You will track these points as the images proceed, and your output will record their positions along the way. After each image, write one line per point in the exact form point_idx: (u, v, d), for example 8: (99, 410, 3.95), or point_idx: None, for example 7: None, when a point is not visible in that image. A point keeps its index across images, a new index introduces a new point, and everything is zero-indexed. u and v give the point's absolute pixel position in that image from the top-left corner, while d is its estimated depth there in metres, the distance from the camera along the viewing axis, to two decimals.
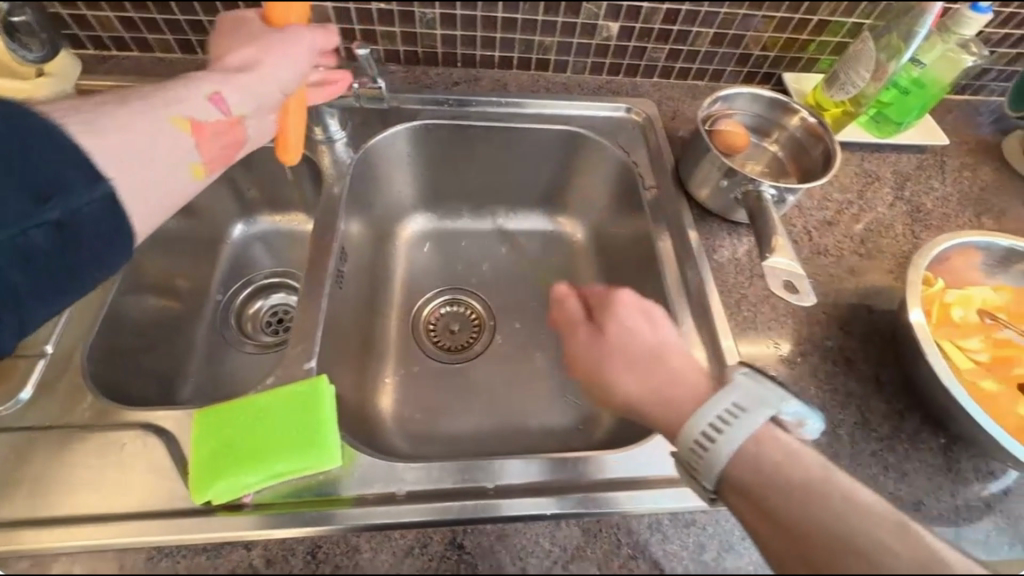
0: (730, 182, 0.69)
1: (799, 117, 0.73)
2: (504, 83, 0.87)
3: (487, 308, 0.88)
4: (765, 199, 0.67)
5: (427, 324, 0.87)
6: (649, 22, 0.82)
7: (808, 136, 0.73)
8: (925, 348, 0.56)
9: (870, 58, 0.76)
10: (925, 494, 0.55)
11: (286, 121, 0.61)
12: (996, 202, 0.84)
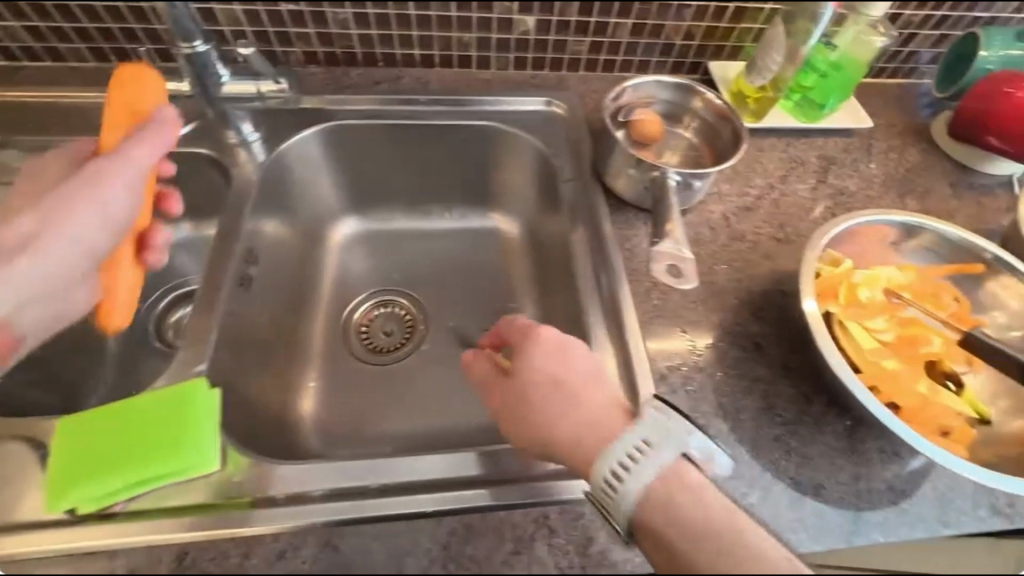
0: (638, 169, 0.69)
1: (704, 99, 0.74)
2: (425, 81, 0.87)
3: (421, 308, 0.88)
4: (670, 185, 0.67)
5: (357, 326, 0.86)
6: (565, 15, 0.82)
7: (717, 118, 0.75)
8: (817, 335, 0.56)
9: (781, 41, 0.76)
10: (827, 479, 0.54)
11: (112, 284, 0.65)
12: (923, 183, 0.84)
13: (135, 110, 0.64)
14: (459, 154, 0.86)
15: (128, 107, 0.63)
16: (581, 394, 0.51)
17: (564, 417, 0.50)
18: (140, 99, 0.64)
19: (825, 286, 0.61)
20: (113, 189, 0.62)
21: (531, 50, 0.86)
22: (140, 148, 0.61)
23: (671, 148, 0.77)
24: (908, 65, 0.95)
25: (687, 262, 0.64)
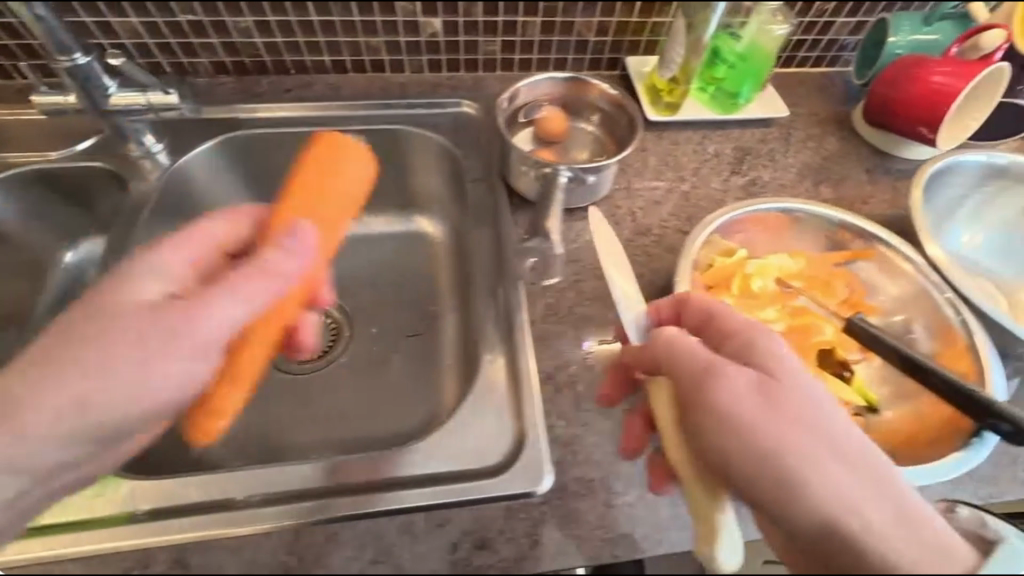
0: (526, 167, 0.68)
1: (598, 90, 0.74)
2: (338, 87, 0.87)
3: (346, 315, 0.85)
4: (560, 182, 0.67)
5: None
6: (471, 15, 0.81)
7: (612, 107, 0.74)
8: None
9: (682, 31, 0.76)
10: None
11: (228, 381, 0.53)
12: (841, 170, 0.83)
13: (325, 190, 0.60)
14: (373, 160, 0.86)
15: (318, 194, 0.60)
16: (795, 405, 0.38)
17: (798, 441, 0.36)
18: (332, 181, 0.61)
19: (712, 279, 0.61)
20: (236, 290, 0.48)
21: (442, 51, 0.86)
22: (288, 255, 0.50)
23: (577, 144, 0.77)
24: (831, 54, 0.94)
25: (561, 260, 0.68)
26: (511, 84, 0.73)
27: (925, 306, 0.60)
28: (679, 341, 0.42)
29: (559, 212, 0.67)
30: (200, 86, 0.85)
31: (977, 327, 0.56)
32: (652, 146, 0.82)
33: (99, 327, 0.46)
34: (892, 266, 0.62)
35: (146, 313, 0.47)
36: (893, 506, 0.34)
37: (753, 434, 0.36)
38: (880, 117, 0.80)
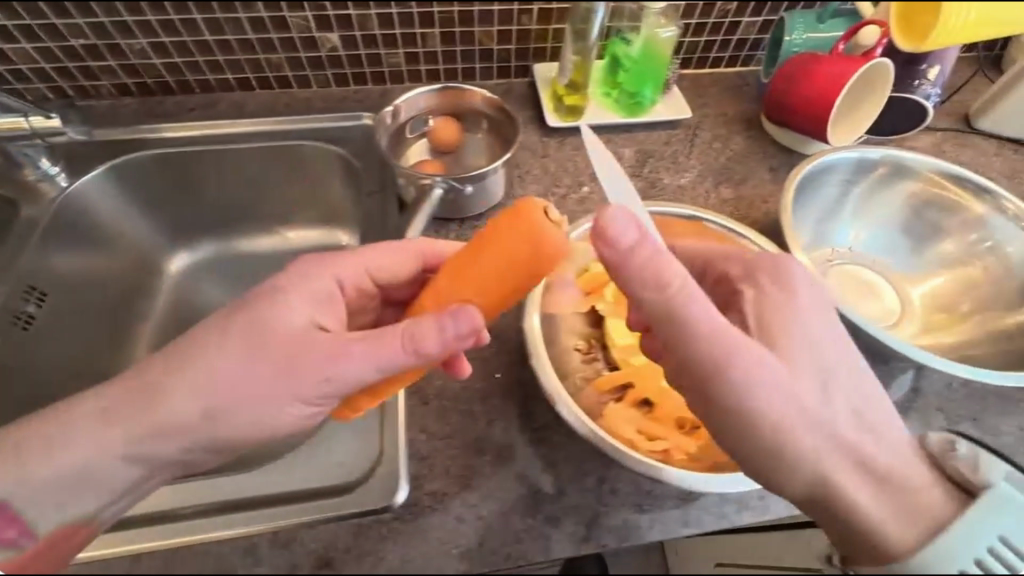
0: (405, 181, 0.70)
1: (477, 94, 0.75)
2: (243, 104, 0.88)
3: None
4: (433, 198, 0.70)
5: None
6: (367, 29, 0.82)
7: (492, 108, 0.76)
8: (534, 351, 0.55)
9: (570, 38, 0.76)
10: (568, 484, 0.52)
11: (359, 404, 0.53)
12: (744, 170, 0.83)
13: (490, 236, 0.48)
14: (283, 176, 0.88)
15: (484, 243, 0.48)
16: (822, 367, 0.47)
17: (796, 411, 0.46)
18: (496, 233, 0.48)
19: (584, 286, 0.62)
20: (376, 360, 0.48)
21: (345, 65, 0.86)
22: (441, 326, 0.47)
23: (472, 153, 0.77)
24: (744, 53, 0.93)
25: None
26: (394, 99, 0.73)
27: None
28: (683, 309, 0.44)
29: (425, 217, 0.70)
30: (104, 108, 0.86)
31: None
32: (552, 153, 0.82)
33: (273, 359, 0.48)
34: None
35: (299, 343, 0.49)
36: (867, 468, 0.46)
37: (747, 410, 0.45)
38: (783, 119, 0.78)
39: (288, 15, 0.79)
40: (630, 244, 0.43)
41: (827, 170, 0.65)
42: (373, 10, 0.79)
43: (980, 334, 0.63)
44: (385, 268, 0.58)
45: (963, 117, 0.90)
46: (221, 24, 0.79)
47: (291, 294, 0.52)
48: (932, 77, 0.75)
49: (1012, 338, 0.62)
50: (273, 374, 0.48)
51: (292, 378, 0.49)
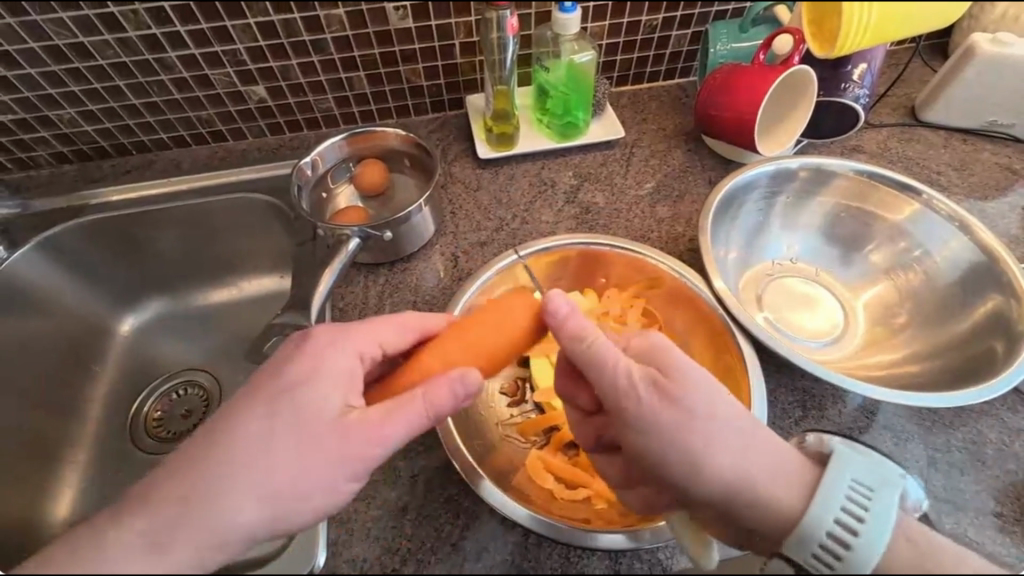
0: (323, 232, 0.68)
1: (393, 135, 0.76)
2: (178, 162, 0.88)
3: (217, 382, 0.86)
4: (348, 243, 0.67)
5: (149, 417, 0.84)
6: (292, 78, 0.82)
7: (409, 147, 0.76)
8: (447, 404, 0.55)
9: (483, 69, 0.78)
10: (492, 541, 0.50)
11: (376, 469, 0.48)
12: (681, 187, 0.80)
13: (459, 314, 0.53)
14: (220, 231, 0.87)
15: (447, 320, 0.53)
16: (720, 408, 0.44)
17: (725, 448, 0.42)
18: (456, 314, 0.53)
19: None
20: (377, 440, 0.44)
21: (276, 114, 0.86)
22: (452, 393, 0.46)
23: (401, 193, 0.77)
24: (680, 65, 0.89)
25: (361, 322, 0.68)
26: (310, 152, 0.74)
27: (705, 313, 0.59)
28: (596, 356, 0.46)
29: (338, 270, 0.67)
30: (43, 177, 0.87)
31: (737, 331, 0.56)
32: (483, 187, 0.81)
33: None
34: (682, 293, 0.61)
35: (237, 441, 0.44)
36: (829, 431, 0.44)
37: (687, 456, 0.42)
38: (712, 129, 0.76)
39: (210, 72, 0.79)
40: (564, 311, 0.49)
41: (748, 186, 0.65)
42: (294, 60, 0.79)
43: (914, 348, 0.60)
44: (387, 368, 0.53)
45: (909, 111, 0.87)
46: (145, 87, 0.79)
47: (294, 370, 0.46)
48: (859, 77, 0.73)
49: (945, 353, 0.58)
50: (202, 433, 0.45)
51: None
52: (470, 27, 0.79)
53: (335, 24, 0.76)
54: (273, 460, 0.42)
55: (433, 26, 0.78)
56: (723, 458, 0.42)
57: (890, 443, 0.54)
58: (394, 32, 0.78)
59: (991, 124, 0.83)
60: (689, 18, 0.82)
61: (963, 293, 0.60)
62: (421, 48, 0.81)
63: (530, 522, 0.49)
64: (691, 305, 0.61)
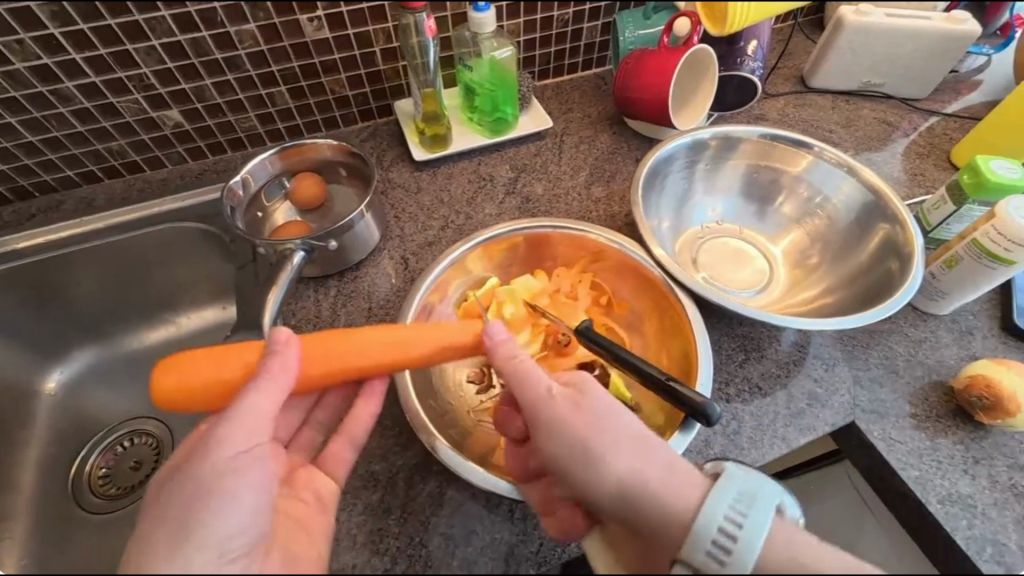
0: (265, 250, 0.66)
1: (324, 147, 0.74)
2: (92, 200, 0.82)
3: (169, 428, 0.81)
4: (294, 258, 0.65)
5: (93, 474, 0.78)
6: (208, 99, 0.79)
7: (341, 157, 0.75)
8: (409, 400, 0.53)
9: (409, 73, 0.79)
10: (479, 523, 0.51)
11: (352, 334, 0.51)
12: (612, 168, 0.84)
13: (182, 359, 0.52)
14: (145, 264, 0.82)
15: (177, 364, 0.52)
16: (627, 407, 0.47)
17: (624, 442, 0.43)
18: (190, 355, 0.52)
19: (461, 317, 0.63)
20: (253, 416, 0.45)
21: (195, 138, 0.83)
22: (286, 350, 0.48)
23: (340, 203, 0.77)
24: (595, 55, 0.94)
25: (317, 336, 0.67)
26: (238, 171, 0.71)
27: (649, 279, 0.63)
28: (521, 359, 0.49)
29: (285, 286, 0.65)
30: None
31: (677, 288, 0.60)
32: (424, 189, 0.82)
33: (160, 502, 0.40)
34: (625, 263, 0.65)
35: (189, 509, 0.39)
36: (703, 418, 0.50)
37: (580, 440, 0.44)
38: (631, 110, 0.82)
39: (116, 99, 0.74)
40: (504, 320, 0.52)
41: (669, 158, 0.70)
42: (208, 80, 0.77)
43: (828, 284, 0.67)
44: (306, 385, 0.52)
45: (799, 80, 0.97)
46: (42, 122, 0.74)
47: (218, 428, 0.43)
48: (751, 52, 0.81)
49: (854, 282, 0.65)
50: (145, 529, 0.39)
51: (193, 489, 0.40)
52: (388, 32, 0.80)
53: (248, 39, 0.74)
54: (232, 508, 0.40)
55: (351, 35, 0.78)
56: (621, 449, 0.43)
57: (821, 370, 0.61)
58: (311, 44, 0.77)
59: (867, 85, 0.94)
60: (597, 10, 0.87)
61: (862, 228, 0.67)
62: (341, 58, 0.80)
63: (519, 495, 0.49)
64: (633, 272, 0.65)
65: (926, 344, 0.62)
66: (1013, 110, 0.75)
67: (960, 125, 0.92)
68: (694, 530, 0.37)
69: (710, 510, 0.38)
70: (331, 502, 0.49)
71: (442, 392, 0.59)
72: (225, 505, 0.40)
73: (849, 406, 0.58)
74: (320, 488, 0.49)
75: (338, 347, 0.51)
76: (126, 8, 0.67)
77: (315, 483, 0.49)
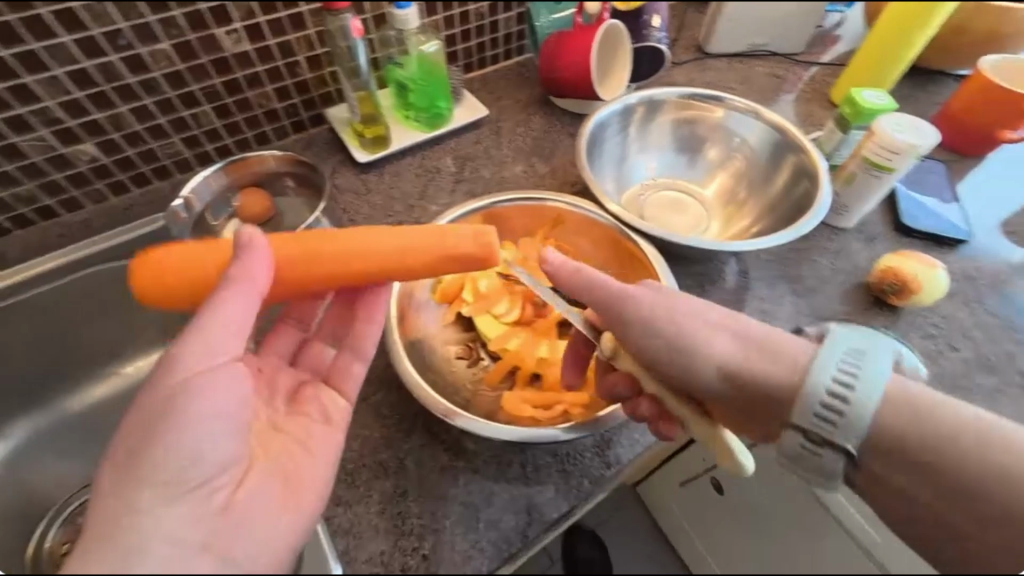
0: None
1: (267, 159, 0.73)
2: (3, 254, 0.74)
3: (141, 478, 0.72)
4: None
5: (56, 554, 0.67)
6: (125, 127, 0.74)
7: (287, 167, 0.74)
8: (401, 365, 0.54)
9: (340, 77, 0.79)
10: (495, 484, 0.53)
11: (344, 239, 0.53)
12: (551, 145, 0.89)
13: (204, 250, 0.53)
14: (78, 318, 0.77)
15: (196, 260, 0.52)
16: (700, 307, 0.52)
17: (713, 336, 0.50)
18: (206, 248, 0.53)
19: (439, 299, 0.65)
20: (225, 326, 0.44)
21: (115, 171, 0.77)
22: (254, 254, 0.45)
23: (290, 215, 0.75)
24: (514, 44, 0.99)
25: None
26: (179, 194, 0.69)
27: (609, 234, 0.68)
28: (604, 287, 0.52)
29: None
30: None
31: (637, 237, 0.65)
32: (374, 189, 0.82)
33: (136, 426, 0.40)
34: (585, 223, 0.69)
35: (156, 430, 0.40)
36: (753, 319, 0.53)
37: (677, 344, 0.50)
38: (560, 89, 0.87)
39: (17, 139, 0.68)
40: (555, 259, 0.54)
41: (604, 124, 0.76)
42: (123, 106, 0.72)
43: (756, 213, 0.76)
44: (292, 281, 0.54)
45: (697, 48, 1.08)
46: None
47: (189, 341, 0.43)
48: (655, 24, 0.89)
49: (778, 207, 0.74)
50: (124, 461, 0.39)
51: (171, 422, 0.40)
52: (310, 40, 0.79)
53: (163, 59, 0.71)
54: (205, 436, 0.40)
55: (272, 46, 0.77)
56: (715, 349, 0.50)
57: (765, 290, 0.69)
58: (231, 59, 0.75)
59: (753, 46, 1.06)
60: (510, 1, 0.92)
61: (775, 161, 0.77)
62: (265, 70, 0.79)
63: (519, 438, 0.49)
64: (594, 231, 0.69)
65: (843, 253, 0.72)
66: (864, 61, 0.90)
67: (833, 71, 1.06)
68: (810, 388, 0.46)
69: (818, 376, 0.46)
70: (335, 417, 0.52)
71: (433, 372, 0.60)
72: (196, 434, 0.40)
73: (793, 315, 0.66)
74: (329, 408, 0.52)
75: (325, 240, 0.52)
76: (19, 38, 0.62)
77: (321, 401, 0.52)
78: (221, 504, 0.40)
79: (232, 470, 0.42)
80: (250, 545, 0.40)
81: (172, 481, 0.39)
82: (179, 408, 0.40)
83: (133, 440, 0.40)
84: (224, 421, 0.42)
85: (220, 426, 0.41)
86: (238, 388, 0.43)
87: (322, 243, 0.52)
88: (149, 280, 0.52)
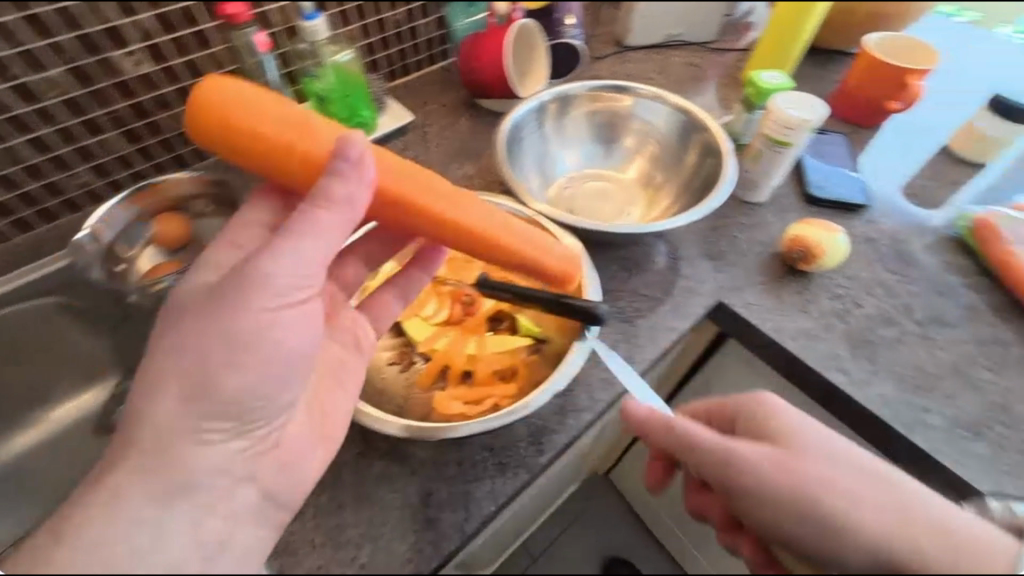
0: None
1: (176, 179, 0.70)
2: None
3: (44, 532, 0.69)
4: None
5: None
6: (21, 161, 0.70)
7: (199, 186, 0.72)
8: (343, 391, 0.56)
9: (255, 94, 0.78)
10: (432, 486, 0.53)
11: (427, 185, 0.55)
12: (479, 145, 0.90)
13: (295, 128, 0.49)
14: None
15: (296, 130, 0.49)
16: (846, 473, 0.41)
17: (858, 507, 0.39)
18: (272, 121, 0.49)
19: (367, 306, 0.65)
20: (315, 262, 0.45)
21: (16, 208, 0.73)
22: (348, 180, 0.45)
23: (209, 233, 0.73)
24: (436, 50, 1.00)
25: None
26: (84, 225, 0.65)
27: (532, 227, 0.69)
28: (710, 449, 0.43)
29: None
30: None
31: (558, 228, 0.67)
32: None
33: (212, 345, 0.41)
34: None
35: (224, 355, 0.42)
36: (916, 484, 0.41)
37: (825, 532, 0.39)
38: (483, 91, 0.88)
39: None
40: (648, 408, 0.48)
41: (521, 123, 0.77)
42: (16, 140, 0.69)
43: (672, 194, 0.79)
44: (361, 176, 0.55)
45: (617, 42, 1.11)
46: None
47: (279, 261, 0.43)
48: (569, 22, 0.91)
49: (689, 185, 0.78)
50: (196, 382, 0.41)
51: (235, 368, 0.42)
52: (218, 57, 0.78)
53: (55, 87, 0.68)
54: (269, 376, 0.44)
55: (176, 66, 0.75)
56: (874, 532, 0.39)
57: (687, 268, 0.71)
58: (134, 82, 0.73)
59: (669, 37, 1.11)
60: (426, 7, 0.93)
61: (683, 142, 0.80)
62: (173, 91, 0.77)
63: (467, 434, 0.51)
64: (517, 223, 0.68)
65: (758, 227, 0.76)
66: (766, 47, 0.95)
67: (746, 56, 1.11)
68: None
69: None
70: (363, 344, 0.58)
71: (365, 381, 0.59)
72: (268, 376, 0.44)
73: (714, 290, 0.69)
74: (361, 338, 0.57)
75: (422, 180, 0.54)
76: None
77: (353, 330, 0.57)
78: (268, 444, 0.46)
79: (284, 415, 0.47)
80: (287, 484, 0.47)
81: (229, 418, 0.42)
82: (265, 335, 0.43)
83: (214, 344, 0.41)
84: (296, 376, 0.47)
85: (283, 384, 0.45)
86: (306, 329, 0.46)
87: (411, 178, 0.54)
88: (203, 104, 0.48)
